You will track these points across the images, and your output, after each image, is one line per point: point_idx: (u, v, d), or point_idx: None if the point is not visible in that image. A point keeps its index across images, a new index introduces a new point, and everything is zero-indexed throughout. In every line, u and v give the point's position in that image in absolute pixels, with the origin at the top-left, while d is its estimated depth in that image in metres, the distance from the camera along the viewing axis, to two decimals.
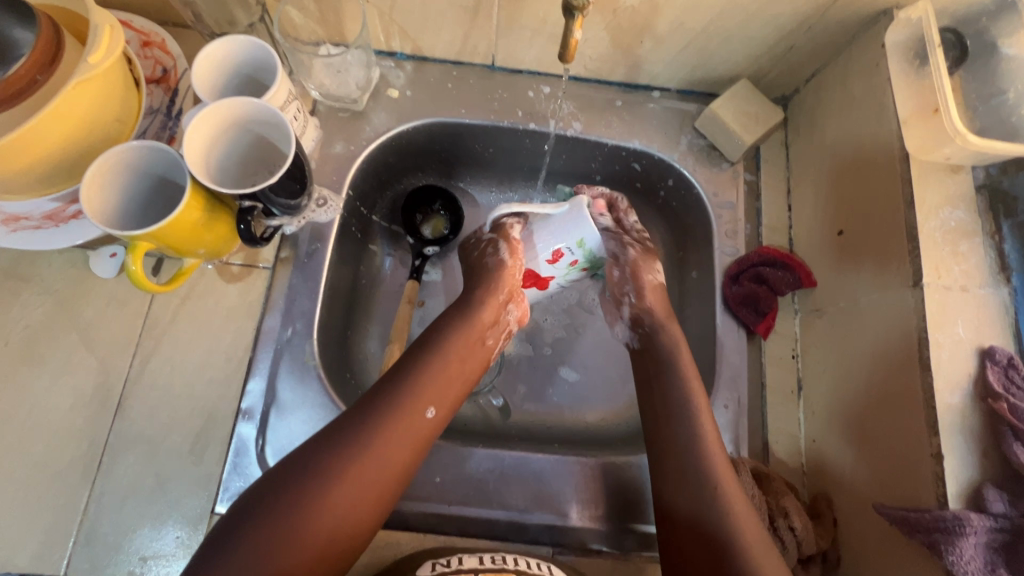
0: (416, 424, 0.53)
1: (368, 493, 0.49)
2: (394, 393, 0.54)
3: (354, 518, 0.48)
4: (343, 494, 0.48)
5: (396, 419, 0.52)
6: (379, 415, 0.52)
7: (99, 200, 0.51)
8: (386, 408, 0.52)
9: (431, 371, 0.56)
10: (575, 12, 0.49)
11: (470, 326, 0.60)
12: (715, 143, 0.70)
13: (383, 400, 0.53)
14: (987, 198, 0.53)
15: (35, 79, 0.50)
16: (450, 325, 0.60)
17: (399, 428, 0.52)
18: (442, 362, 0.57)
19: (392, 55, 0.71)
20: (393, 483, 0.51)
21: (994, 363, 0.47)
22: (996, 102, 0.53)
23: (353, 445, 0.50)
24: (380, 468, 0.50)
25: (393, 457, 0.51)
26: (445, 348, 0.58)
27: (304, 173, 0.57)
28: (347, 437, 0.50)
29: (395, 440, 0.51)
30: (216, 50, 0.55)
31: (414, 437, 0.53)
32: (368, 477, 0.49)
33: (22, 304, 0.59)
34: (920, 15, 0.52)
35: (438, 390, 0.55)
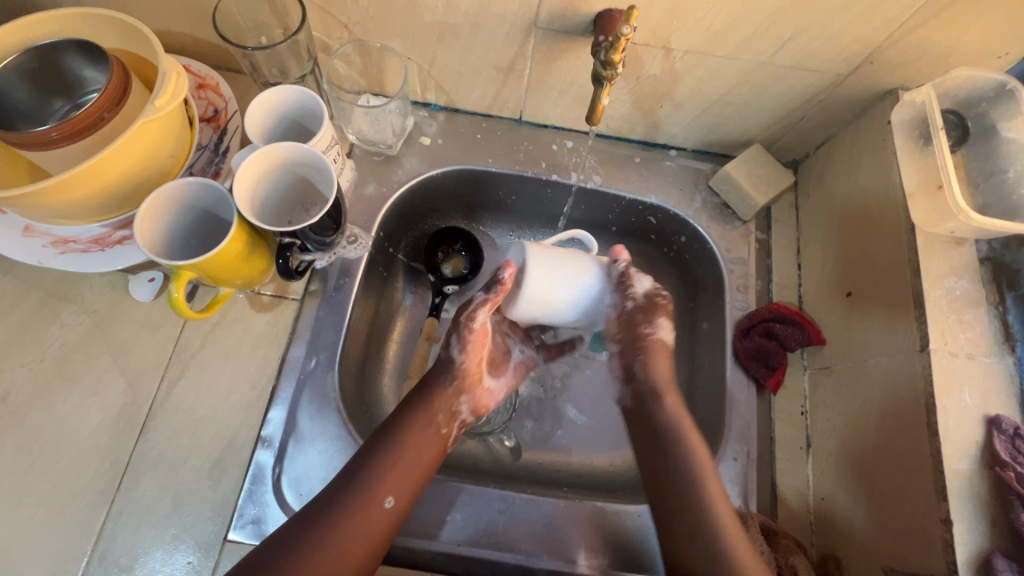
0: (371, 515, 0.53)
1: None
2: (351, 482, 0.55)
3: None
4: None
5: (351, 513, 0.53)
6: (333, 510, 0.53)
7: (150, 231, 0.54)
8: (342, 503, 0.53)
9: (388, 459, 0.56)
10: (605, 81, 0.54)
11: (427, 414, 0.60)
12: (728, 201, 0.74)
13: (341, 493, 0.54)
14: (990, 270, 0.56)
15: (102, 116, 0.54)
16: (408, 411, 0.60)
17: (351, 522, 0.53)
18: (400, 445, 0.57)
19: (426, 106, 0.76)
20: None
21: (1000, 432, 0.49)
22: (996, 180, 0.56)
23: (307, 542, 0.51)
24: (333, 565, 0.51)
25: (367, 531, 0.53)
26: (403, 434, 0.58)
27: (340, 214, 0.60)
28: (303, 534, 0.51)
29: (349, 536, 0.52)
30: (268, 98, 0.59)
31: (369, 530, 0.53)
32: (339, 551, 0.51)
33: (61, 322, 0.62)
34: (923, 99, 0.56)
35: (393, 480, 0.55)
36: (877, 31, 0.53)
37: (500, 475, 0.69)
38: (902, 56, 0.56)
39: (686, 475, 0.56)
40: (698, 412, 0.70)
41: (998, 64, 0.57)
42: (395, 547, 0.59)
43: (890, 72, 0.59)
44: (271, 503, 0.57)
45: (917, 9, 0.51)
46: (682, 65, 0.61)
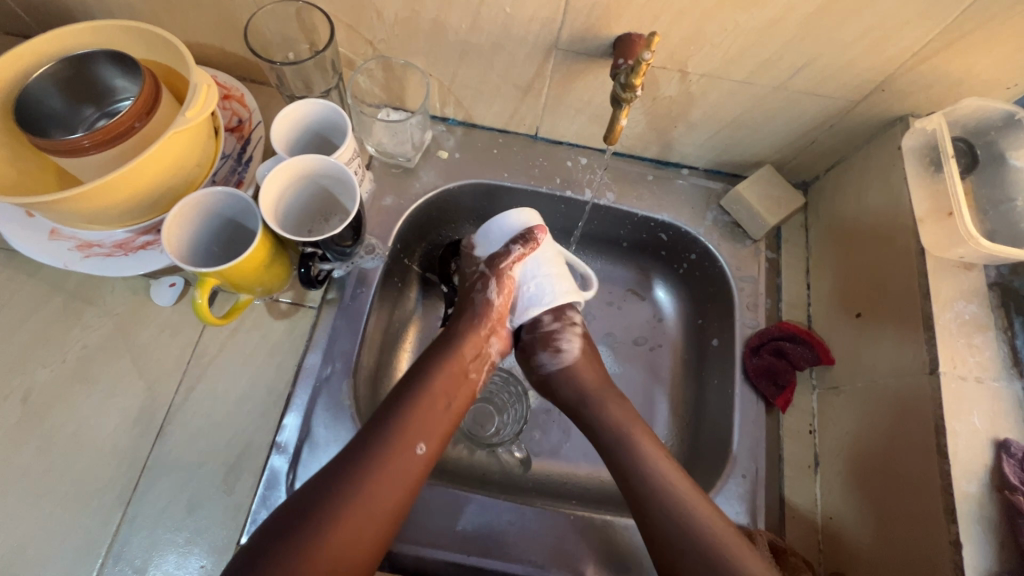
0: (405, 460, 0.56)
1: (364, 527, 0.52)
2: (382, 431, 0.57)
3: (356, 550, 0.52)
4: (342, 531, 0.51)
5: (387, 461, 0.55)
6: (367, 456, 0.55)
7: (177, 237, 0.55)
8: (377, 449, 0.55)
9: (415, 410, 0.59)
10: (623, 103, 0.55)
11: (452, 361, 0.63)
12: (739, 221, 0.75)
13: (370, 442, 0.56)
14: (998, 295, 0.57)
15: (134, 125, 0.56)
16: (435, 360, 0.62)
17: (386, 466, 0.55)
18: (428, 395, 0.60)
19: (444, 120, 0.78)
20: (389, 515, 0.54)
21: (1009, 455, 0.49)
22: (1005, 208, 0.57)
23: (348, 485, 0.53)
24: (375, 505, 0.53)
25: (388, 492, 0.54)
26: (428, 384, 0.60)
27: (360, 226, 0.62)
28: (342, 480, 0.53)
29: (387, 481, 0.54)
30: (294, 111, 0.61)
31: (405, 474, 0.55)
32: (361, 513, 0.52)
33: (83, 325, 0.63)
34: (933, 127, 0.57)
35: (422, 425, 0.58)
36: (890, 60, 0.55)
37: (510, 487, 0.69)
38: (914, 84, 0.58)
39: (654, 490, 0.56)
40: (707, 428, 0.70)
41: (1007, 94, 0.58)
42: (406, 555, 0.59)
43: (901, 99, 0.60)
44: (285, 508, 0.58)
45: (929, 40, 0.52)
46: (697, 87, 0.63)
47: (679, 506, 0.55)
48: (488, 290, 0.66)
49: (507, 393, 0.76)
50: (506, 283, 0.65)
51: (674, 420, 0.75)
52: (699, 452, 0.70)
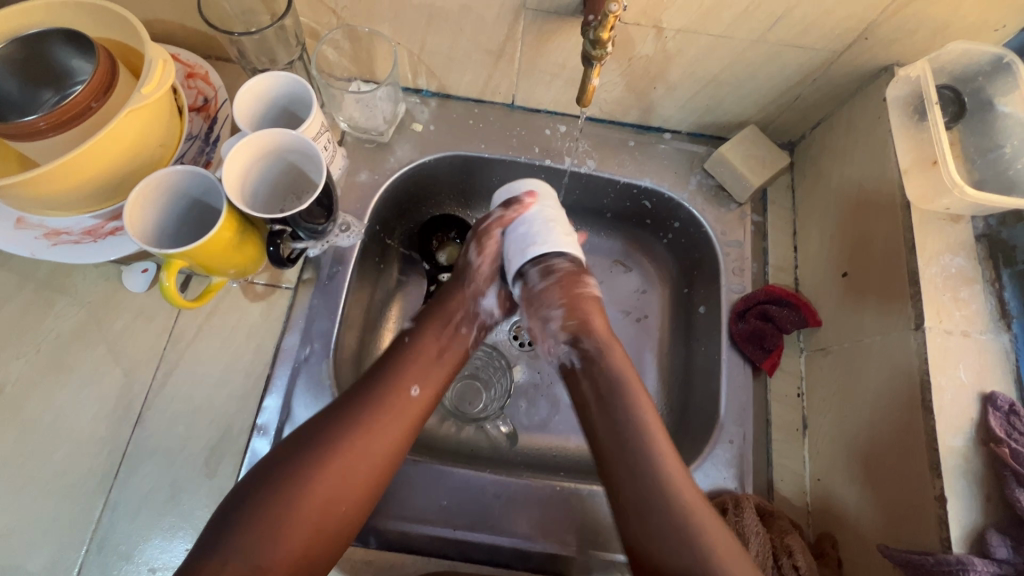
0: (403, 403, 0.56)
1: (360, 470, 0.52)
2: (380, 375, 0.57)
3: (351, 491, 0.51)
4: (336, 473, 0.51)
5: (383, 398, 0.55)
6: (364, 396, 0.55)
7: (140, 218, 0.54)
8: (377, 387, 0.56)
9: (411, 357, 0.59)
10: (594, 61, 0.53)
11: (446, 314, 0.63)
12: (724, 184, 0.73)
13: (368, 387, 0.56)
14: (986, 247, 0.55)
15: (90, 106, 0.54)
16: (431, 311, 0.63)
17: (384, 404, 0.55)
18: (423, 341, 0.61)
19: (417, 92, 0.75)
20: (385, 457, 0.53)
21: (996, 409, 0.48)
22: (994, 156, 0.56)
23: (344, 428, 0.53)
24: (371, 443, 0.53)
25: (384, 434, 0.54)
26: (422, 334, 0.61)
27: (331, 201, 0.60)
28: (340, 419, 0.54)
29: (383, 421, 0.54)
30: (257, 85, 0.59)
31: (401, 416, 0.55)
32: (354, 453, 0.52)
33: (55, 314, 0.62)
34: (918, 74, 0.55)
35: (414, 369, 0.58)
36: (872, 5, 0.52)
37: (498, 461, 0.69)
38: (898, 31, 0.55)
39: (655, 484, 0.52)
40: (695, 396, 0.70)
41: (995, 37, 0.56)
42: (393, 532, 0.59)
43: (885, 48, 0.58)
44: None
45: None
46: (674, 45, 0.60)
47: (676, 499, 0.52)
48: (473, 253, 0.65)
49: (492, 368, 0.75)
50: (489, 245, 0.64)
51: (662, 389, 0.74)
52: (687, 421, 0.70)
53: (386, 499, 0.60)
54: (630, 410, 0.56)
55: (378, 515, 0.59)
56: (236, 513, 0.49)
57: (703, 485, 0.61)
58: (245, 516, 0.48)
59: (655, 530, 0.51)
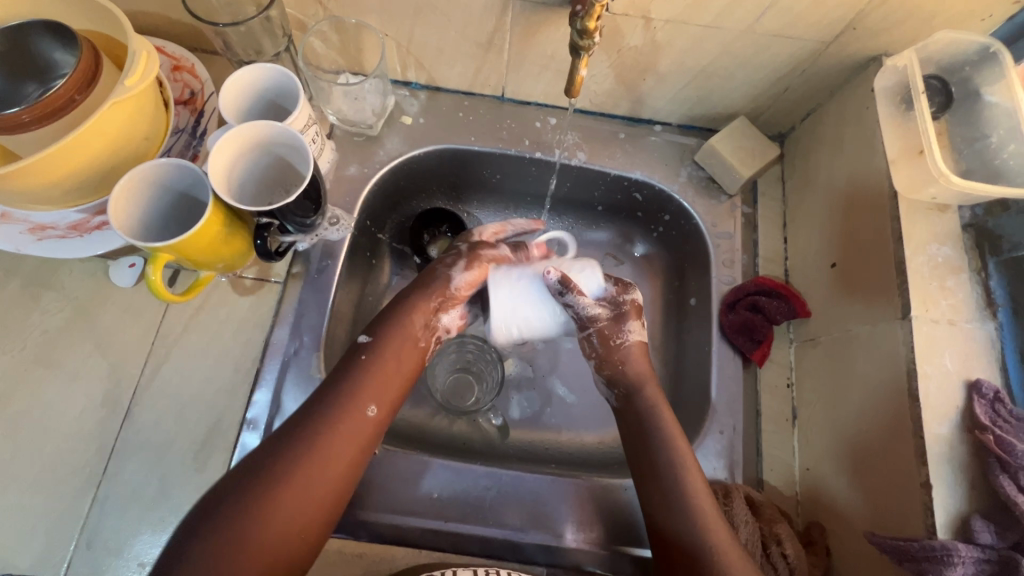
0: (355, 423, 0.54)
1: (312, 497, 0.50)
2: (329, 394, 0.55)
3: (303, 520, 0.49)
4: (287, 501, 0.49)
5: (333, 419, 0.53)
6: (314, 418, 0.53)
7: (125, 212, 0.53)
8: (327, 407, 0.53)
9: (365, 374, 0.56)
10: (582, 51, 0.53)
11: (402, 328, 0.61)
12: (714, 176, 0.73)
13: (320, 409, 0.54)
14: (972, 236, 0.55)
15: (73, 99, 0.53)
16: (379, 324, 0.61)
17: (333, 425, 0.53)
18: (376, 356, 0.58)
19: (407, 85, 0.75)
20: (340, 481, 0.52)
21: (981, 396, 0.49)
22: (980, 145, 0.56)
23: (292, 451, 0.51)
24: (325, 468, 0.51)
25: (336, 457, 0.52)
26: (379, 349, 0.59)
27: (319, 193, 0.60)
28: (290, 444, 0.51)
29: (333, 445, 0.52)
30: (243, 78, 0.59)
31: (354, 438, 0.53)
32: (306, 480, 0.50)
33: (42, 310, 0.62)
34: (904, 63, 0.55)
35: (364, 386, 0.56)
36: None
37: (489, 454, 0.69)
38: (885, 21, 0.55)
39: (666, 463, 0.55)
40: (686, 388, 0.70)
41: (982, 27, 0.56)
42: (384, 525, 0.59)
43: (873, 37, 0.58)
44: None
45: None
46: (663, 35, 0.60)
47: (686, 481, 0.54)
48: (455, 268, 0.65)
49: (484, 361, 0.75)
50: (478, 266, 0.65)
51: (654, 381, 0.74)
52: (678, 412, 0.70)
53: (376, 491, 0.60)
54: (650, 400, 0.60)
55: (369, 508, 0.59)
56: (185, 546, 0.45)
57: None
58: (191, 550, 0.45)
59: (671, 518, 0.53)
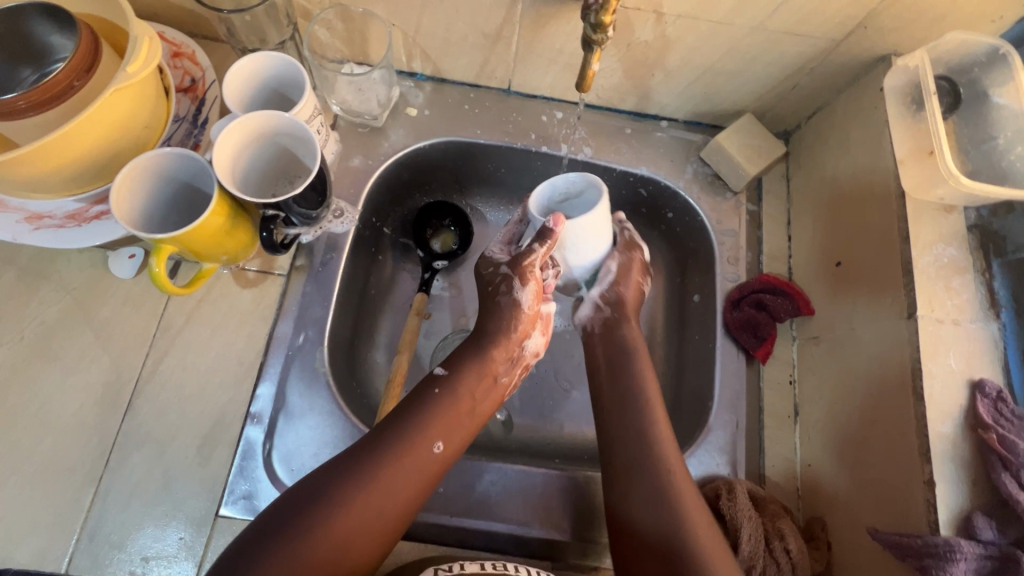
0: (426, 449, 0.54)
1: (370, 527, 0.50)
2: (404, 422, 0.55)
3: (362, 545, 0.49)
4: (344, 528, 0.49)
5: (403, 451, 0.53)
6: (384, 447, 0.53)
7: (128, 203, 0.52)
8: (399, 438, 0.53)
9: (442, 407, 0.56)
10: (594, 46, 0.52)
11: (484, 362, 0.60)
12: (719, 173, 0.73)
13: (391, 436, 0.53)
14: (977, 237, 0.56)
15: (72, 85, 0.52)
16: (462, 355, 0.61)
17: (406, 453, 0.53)
18: (454, 392, 0.58)
19: (412, 76, 0.74)
20: (401, 509, 0.52)
21: (984, 395, 0.49)
22: (987, 147, 0.56)
23: (361, 475, 0.51)
24: (387, 498, 0.51)
25: (398, 491, 0.51)
26: (453, 384, 0.58)
27: (325, 186, 0.59)
28: (353, 471, 0.51)
29: (398, 478, 0.52)
30: (246, 66, 0.57)
31: (421, 471, 0.53)
32: (366, 509, 0.50)
33: (39, 301, 0.60)
34: (916, 64, 0.55)
35: (439, 415, 0.56)
36: None
37: (492, 448, 0.69)
38: (896, 21, 0.55)
39: (635, 435, 0.57)
40: (688, 385, 0.70)
41: (991, 28, 0.56)
42: None
43: (883, 37, 0.58)
44: (262, 478, 0.57)
45: None
46: (674, 31, 0.60)
47: (654, 448, 0.56)
48: (515, 290, 0.61)
49: None
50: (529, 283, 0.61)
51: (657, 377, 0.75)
52: (680, 409, 0.70)
53: None
54: (636, 361, 0.63)
55: None
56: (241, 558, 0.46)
57: (696, 471, 0.62)
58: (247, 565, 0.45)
59: (652, 521, 0.53)
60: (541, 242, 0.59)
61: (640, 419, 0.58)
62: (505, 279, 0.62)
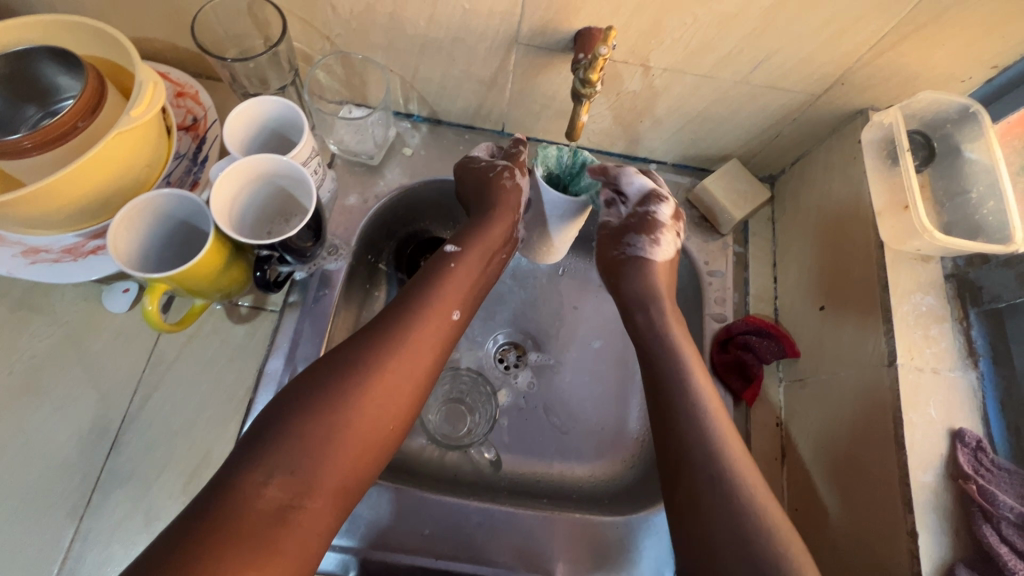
0: (444, 322, 0.58)
1: (394, 399, 0.53)
2: (420, 297, 0.58)
3: (387, 419, 0.52)
4: (371, 407, 0.51)
5: (425, 311, 0.57)
6: (404, 320, 0.56)
7: (125, 240, 0.53)
8: (418, 309, 0.57)
9: (455, 278, 0.61)
10: (583, 98, 0.55)
11: (485, 242, 0.63)
12: (706, 215, 0.75)
13: (406, 315, 0.56)
14: (954, 286, 0.58)
15: (76, 126, 0.53)
16: (474, 233, 0.63)
17: (425, 332, 0.56)
18: (467, 268, 0.62)
19: (409, 117, 0.76)
20: (417, 391, 0.55)
21: (964, 445, 0.50)
22: (961, 200, 0.58)
23: (382, 355, 0.53)
24: (408, 377, 0.54)
25: (423, 355, 0.55)
26: (464, 258, 0.62)
27: (320, 225, 0.60)
28: (373, 345, 0.54)
29: (420, 343, 0.56)
30: (247, 110, 0.59)
31: (440, 334, 0.58)
32: (390, 389, 0.53)
33: (32, 334, 0.61)
34: (890, 120, 0.58)
35: (457, 289, 0.60)
36: (847, 54, 0.55)
37: (480, 487, 0.69)
38: (873, 78, 0.58)
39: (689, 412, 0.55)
40: None
41: (962, 87, 0.59)
42: (373, 562, 0.58)
43: (860, 93, 0.60)
44: None
45: (886, 32, 0.52)
46: (660, 82, 0.62)
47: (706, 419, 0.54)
48: (519, 176, 0.65)
49: (477, 393, 0.76)
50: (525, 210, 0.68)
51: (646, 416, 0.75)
52: None
53: (369, 529, 0.59)
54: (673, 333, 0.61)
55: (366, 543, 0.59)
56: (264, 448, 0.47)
57: None
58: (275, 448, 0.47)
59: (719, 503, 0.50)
60: (522, 148, 0.69)
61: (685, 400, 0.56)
62: (512, 170, 0.65)
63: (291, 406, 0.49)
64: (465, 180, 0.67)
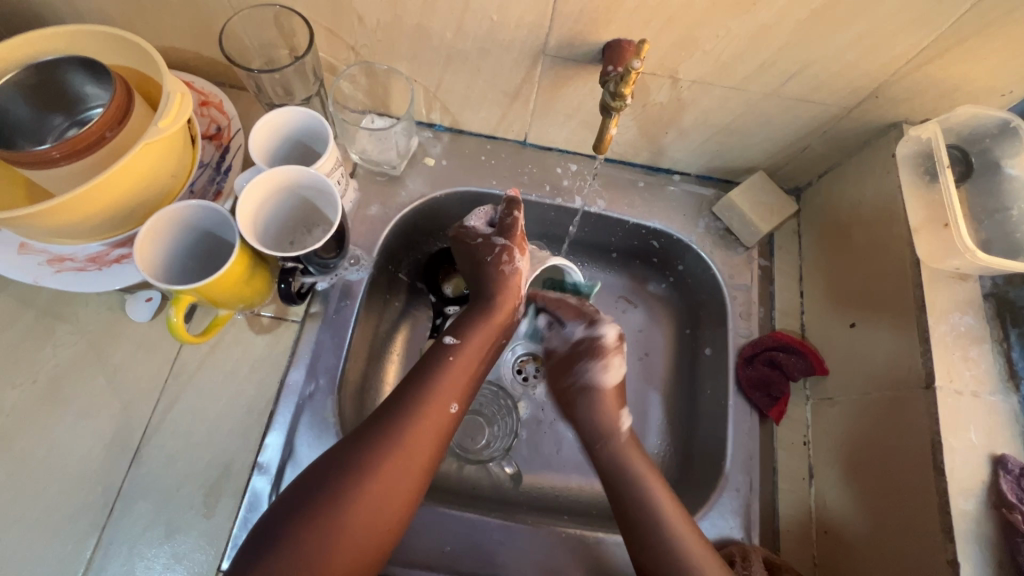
0: (441, 418, 0.56)
1: (395, 495, 0.52)
2: (419, 388, 0.57)
3: (388, 512, 0.52)
4: (369, 503, 0.51)
5: (421, 405, 0.56)
6: (404, 414, 0.55)
7: (150, 251, 0.53)
8: (414, 403, 0.56)
9: (453, 371, 0.59)
10: (613, 112, 0.54)
11: (488, 327, 0.63)
12: (731, 228, 0.74)
13: (405, 408, 0.55)
14: (994, 306, 0.56)
15: (104, 135, 0.53)
16: (471, 324, 0.62)
17: (423, 427, 0.55)
18: (465, 361, 0.60)
19: (430, 126, 0.75)
20: (418, 480, 0.54)
21: (1006, 471, 0.49)
22: (1000, 217, 0.57)
23: (380, 449, 0.53)
24: (405, 472, 0.53)
25: (422, 449, 0.54)
26: (463, 350, 0.61)
27: (344, 237, 0.60)
28: (373, 439, 0.53)
29: (418, 437, 0.54)
30: (272, 120, 0.59)
31: (436, 426, 0.56)
32: (387, 483, 0.52)
33: (55, 342, 0.61)
34: (928, 136, 0.56)
35: (454, 383, 0.59)
36: (884, 67, 0.54)
37: (499, 501, 0.68)
38: (909, 91, 0.57)
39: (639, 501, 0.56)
40: (700, 440, 0.70)
41: (1001, 101, 0.57)
42: None
43: (894, 107, 0.59)
44: None
45: (924, 47, 0.51)
46: (689, 94, 0.61)
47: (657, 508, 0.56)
48: (516, 258, 0.66)
49: (497, 405, 0.75)
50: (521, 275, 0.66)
51: (668, 431, 0.74)
52: (693, 465, 0.69)
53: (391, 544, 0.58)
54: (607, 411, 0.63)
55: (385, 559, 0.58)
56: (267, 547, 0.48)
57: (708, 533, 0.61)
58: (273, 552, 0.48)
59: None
60: (511, 210, 0.66)
61: (627, 483, 0.58)
62: (503, 249, 0.65)
63: (292, 511, 0.49)
64: (460, 254, 0.69)
